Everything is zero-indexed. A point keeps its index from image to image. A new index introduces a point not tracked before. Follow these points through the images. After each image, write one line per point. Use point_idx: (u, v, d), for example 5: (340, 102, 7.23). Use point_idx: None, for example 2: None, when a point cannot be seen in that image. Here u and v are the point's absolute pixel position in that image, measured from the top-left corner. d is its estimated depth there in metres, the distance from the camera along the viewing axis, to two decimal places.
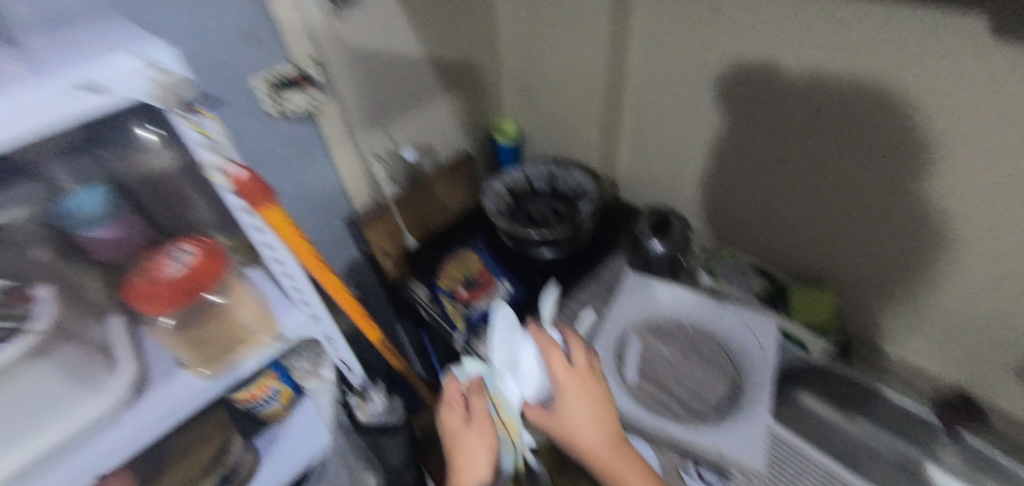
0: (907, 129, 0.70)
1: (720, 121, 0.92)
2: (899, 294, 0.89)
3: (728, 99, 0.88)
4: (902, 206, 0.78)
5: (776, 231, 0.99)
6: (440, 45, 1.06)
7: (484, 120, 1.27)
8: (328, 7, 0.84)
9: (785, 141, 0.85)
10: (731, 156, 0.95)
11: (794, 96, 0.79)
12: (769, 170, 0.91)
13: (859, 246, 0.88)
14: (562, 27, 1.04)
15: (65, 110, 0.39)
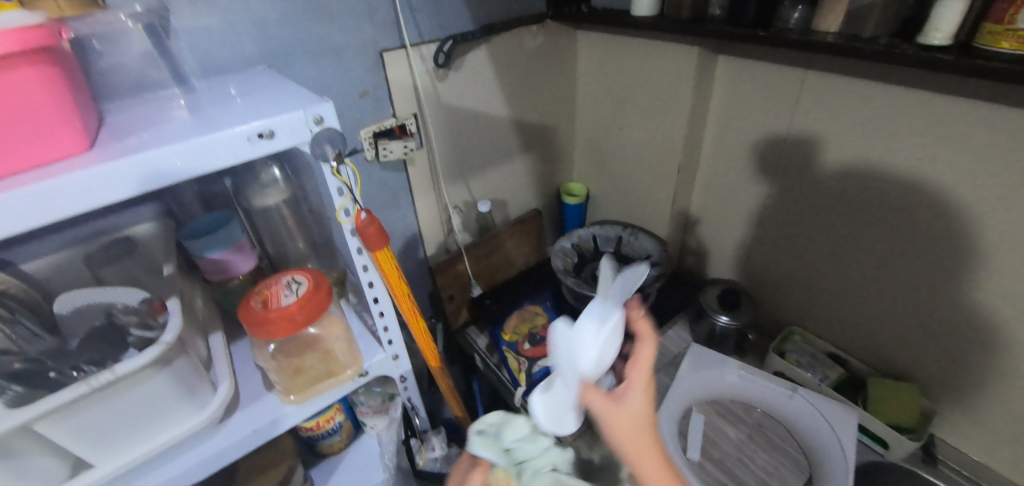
0: (1003, 224, 0.67)
1: (797, 201, 0.92)
2: (1000, 403, 0.79)
3: (806, 181, 0.89)
4: (995, 307, 0.72)
5: (851, 319, 0.94)
6: (524, 108, 1.13)
7: (554, 180, 1.33)
8: (433, 70, 0.93)
9: (863, 227, 0.83)
10: (803, 237, 0.94)
11: (877, 184, 0.79)
12: (844, 255, 0.88)
13: (944, 346, 0.81)
14: (640, 101, 1.10)
15: (238, 151, 0.47)
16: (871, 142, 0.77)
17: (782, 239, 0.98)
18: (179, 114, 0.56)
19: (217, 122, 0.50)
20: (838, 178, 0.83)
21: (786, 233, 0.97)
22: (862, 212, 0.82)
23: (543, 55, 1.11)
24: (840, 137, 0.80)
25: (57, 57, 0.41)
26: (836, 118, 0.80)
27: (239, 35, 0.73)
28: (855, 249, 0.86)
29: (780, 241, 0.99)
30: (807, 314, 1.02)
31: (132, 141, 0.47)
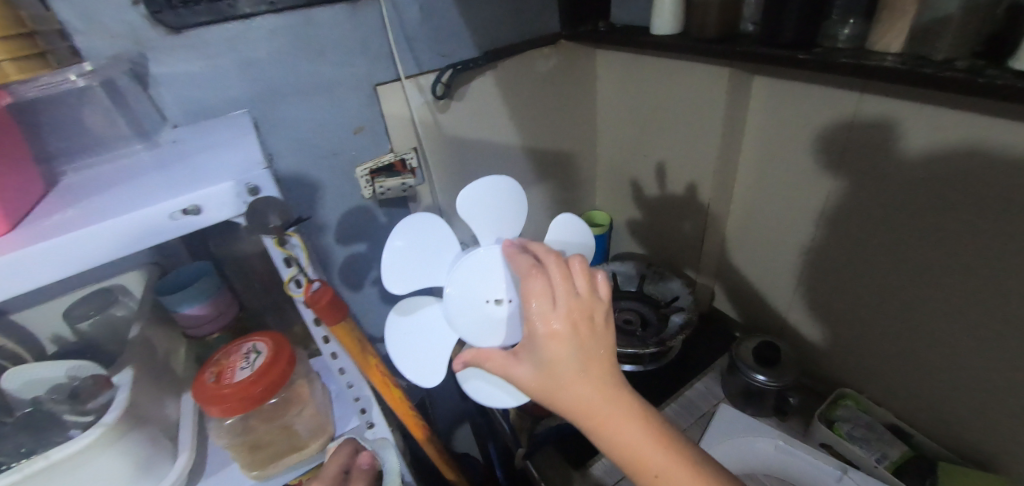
0: None
1: (850, 245, 0.78)
2: None
3: (862, 222, 0.74)
4: None
5: (920, 387, 0.78)
6: (538, 136, 1.05)
7: (574, 209, 1.23)
8: (433, 102, 0.87)
9: (938, 283, 0.68)
10: (861, 286, 0.79)
11: (955, 233, 0.63)
12: (911, 313, 0.73)
13: None
14: (668, 126, 0.98)
15: (160, 232, 0.40)
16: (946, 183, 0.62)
17: (835, 286, 0.83)
18: (129, 174, 0.51)
19: (151, 191, 0.44)
20: (905, 222, 0.69)
21: (839, 280, 0.82)
22: (935, 264, 0.67)
23: (557, 79, 1.02)
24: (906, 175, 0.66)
25: None
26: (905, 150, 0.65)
27: (222, 77, 0.69)
28: (925, 308, 0.71)
29: (833, 288, 0.84)
30: (865, 376, 0.86)
31: (60, 215, 0.43)
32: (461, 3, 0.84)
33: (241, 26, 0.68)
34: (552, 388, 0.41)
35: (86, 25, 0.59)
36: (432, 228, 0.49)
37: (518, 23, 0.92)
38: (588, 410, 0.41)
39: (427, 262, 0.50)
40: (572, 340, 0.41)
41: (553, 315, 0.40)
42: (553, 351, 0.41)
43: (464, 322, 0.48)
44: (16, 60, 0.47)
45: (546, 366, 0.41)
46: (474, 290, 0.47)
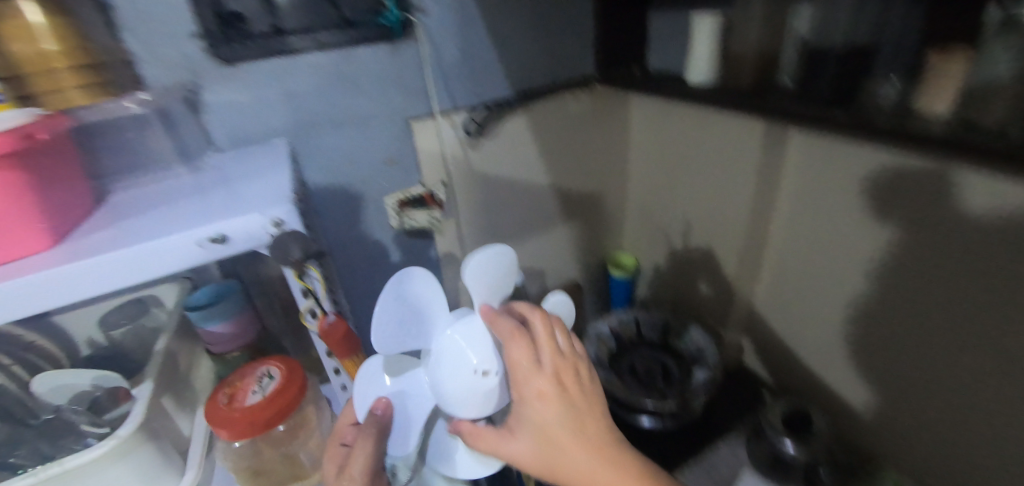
0: None
1: (890, 311, 0.73)
2: None
3: (904, 288, 0.70)
4: None
5: (971, 473, 0.71)
6: (567, 176, 1.05)
7: (600, 250, 1.22)
8: (464, 138, 0.89)
9: (989, 360, 0.63)
10: (903, 356, 0.73)
11: (1009, 307, 0.58)
12: (960, 390, 0.67)
13: None
14: (700, 173, 0.97)
15: (188, 258, 0.42)
16: (1001, 254, 0.57)
17: (875, 353, 0.77)
18: (167, 197, 0.53)
19: (180, 216, 0.47)
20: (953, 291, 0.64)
21: (879, 347, 0.76)
22: (987, 340, 0.62)
23: (589, 121, 1.03)
24: (954, 242, 0.62)
25: (29, 160, 0.42)
26: (954, 216, 0.61)
27: (266, 107, 0.73)
28: (976, 388, 0.65)
29: (873, 356, 0.78)
30: (907, 453, 0.79)
31: (97, 234, 0.45)
32: (498, 46, 0.87)
33: (288, 61, 0.72)
34: (547, 451, 0.44)
35: (149, 54, 0.64)
36: (419, 296, 0.46)
37: (553, 67, 0.94)
38: (582, 468, 0.44)
39: (416, 325, 0.46)
40: (563, 401, 0.43)
41: (542, 379, 0.43)
42: (546, 415, 0.43)
43: (450, 396, 0.45)
44: (82, 88, 0.52)
45: (540, 432, 0.44)
46: (463, 361, 0.45)
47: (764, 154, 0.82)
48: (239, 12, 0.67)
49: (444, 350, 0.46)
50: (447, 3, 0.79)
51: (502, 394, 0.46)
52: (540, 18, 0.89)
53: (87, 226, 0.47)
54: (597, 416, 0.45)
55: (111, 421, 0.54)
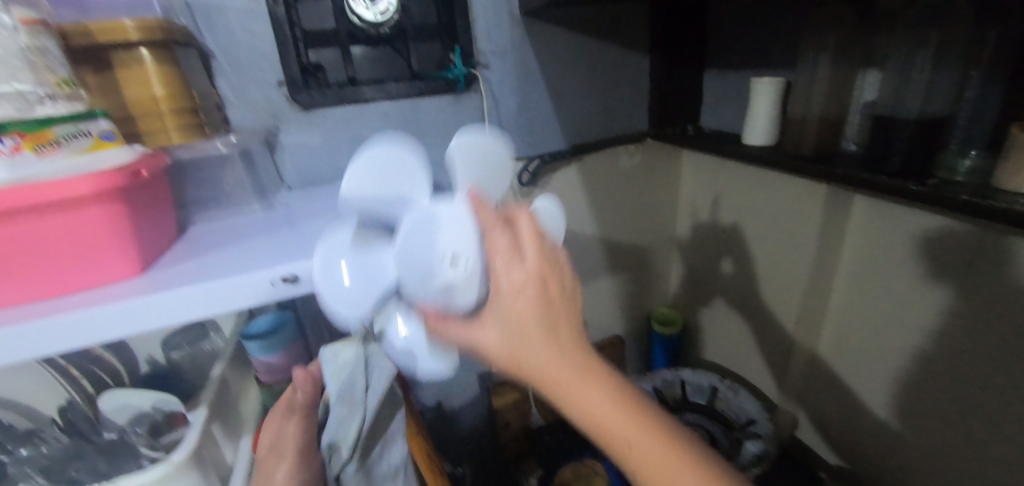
0: None
1: (971, 402, 0.66)
2: None
3: (986, 377, 0.63)
4: None
5: None
6: (614, 228, 1.05)
7: (645, 303, 1.19)
8: (517, 187, 0.91)
9: None
10: (986, 455, 0.65)
11: None
12: None
13: None
14: (754, 233, 0.94)
15: (261, 294, 0.45)
16: None
17: (952, 447, 0.69)
18: (244, 231, 0.56)
19: (256, 252, 0.49)
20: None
21: (957, 441, 0.69)
22: None
23: (640, 175, 1.03)
24: None
25: (130, 196, 0.46)
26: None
27: (335, 150, 0.78)
28: None
29: (949, 450, 0.70)
30: None
31: (180, 264, 0.48)
32: (555, 101, 0.89)
33: (359, 109, 0.77)
34: (513, 348, 0.35)
35: (238, 99, 0.70)
36: (388, 168, 0.40)
37: (607, 122, 0.96)
38: (560, 383, 0.35)
39: (393, 191, 0.40)
40: (547, 302, 0.35)
41: (518, 263, 0.34)
42: (522, 310, 0.34)
43: (408, 283, 0.37)
44: (178, 129, 0.56)
45: (512, 324, 0.34)
46: (431, 244, 0.36)
47: (825, 219, 0.80)
48: (320, 64, 0.73)
49: (409, 228, 0.37)
50: (509, 60, 0.83)
51: (472, 276, 0.35)
52: (598, 76, 0.91)
53: (171, 256, 0.50)
54: (587, 337, 0.38)
55: (167, 445, 0.56)
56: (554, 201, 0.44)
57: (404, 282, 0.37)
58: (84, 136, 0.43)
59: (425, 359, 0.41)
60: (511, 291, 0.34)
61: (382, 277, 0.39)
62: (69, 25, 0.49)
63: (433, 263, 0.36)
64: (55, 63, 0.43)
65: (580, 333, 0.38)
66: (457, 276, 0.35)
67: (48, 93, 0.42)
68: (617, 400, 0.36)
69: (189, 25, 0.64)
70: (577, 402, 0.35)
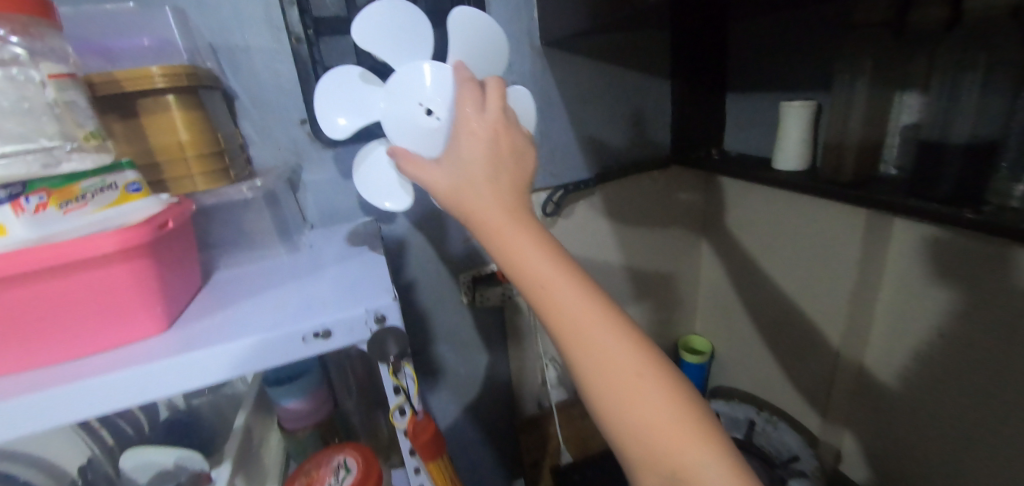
0: None
1: None
2: None
3: None
4: None
5: None
6: (640, 254, 1.03)
7: (671, 330, 1.16)
8: (541, 218, 0.89)
9: None
10: None
11: None
12: None
13: None
14: (787, 259, 0.91)
15: (292, 351, 0.42)
16: None
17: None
18: (272, 279, 0.54)
19: (286, 303, 0.47)
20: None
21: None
22: None
23: (664, 201, 1.01)
24: None
25: (158, 250, 0.44)
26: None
27: (358, 186, 0.76)
28: None
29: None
30: None
31: (207, 318, 0.46)
32: (578, 129, 0.88)
33: None
34: (463, 185, 0.44)
35: (261, 139, 0.69)
36: (391, 24, 0.49)
37: (630, 149, 0.94)
38: (497, 223, 0.42)
39: (401, 50, 0.50)
40: (493, 152, 0.44)
41: (477, 119, 0.45)
42: (472, 154, 0.44)
43: (391, 128, 0.50)
44: (204, 174, 0.55)
45: (463, 172, 0.44)
46: (413, 93, 0.49)
47: (864, 245, 0.77)
48: None
49: (403, 84, 0.50)
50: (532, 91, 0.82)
51: (435, 130, 0.48)
52: (620, 104, 0.90)
53: (198, 308, 0.48)
54: (530, 201, 0.45)
55: None
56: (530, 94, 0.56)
57: (387, 120, 0.51)
58: (110, 188, 0.42)
59: (378, 192, 0.55)
60: (466, 134, 0.44)
61: (369, 111, 0.53)
62: (96, 74, 0.48)
63: (405, 115, 0.49)
64: (83, 117, 0.41)
65: (524, 196, 0.45)
66: (433, 124, 0.48)
67: (76, 147, 0.40)
68: (554, 258, 0.41)
69: (216, 68, 0.64)
70: (514, 250, 0.41)
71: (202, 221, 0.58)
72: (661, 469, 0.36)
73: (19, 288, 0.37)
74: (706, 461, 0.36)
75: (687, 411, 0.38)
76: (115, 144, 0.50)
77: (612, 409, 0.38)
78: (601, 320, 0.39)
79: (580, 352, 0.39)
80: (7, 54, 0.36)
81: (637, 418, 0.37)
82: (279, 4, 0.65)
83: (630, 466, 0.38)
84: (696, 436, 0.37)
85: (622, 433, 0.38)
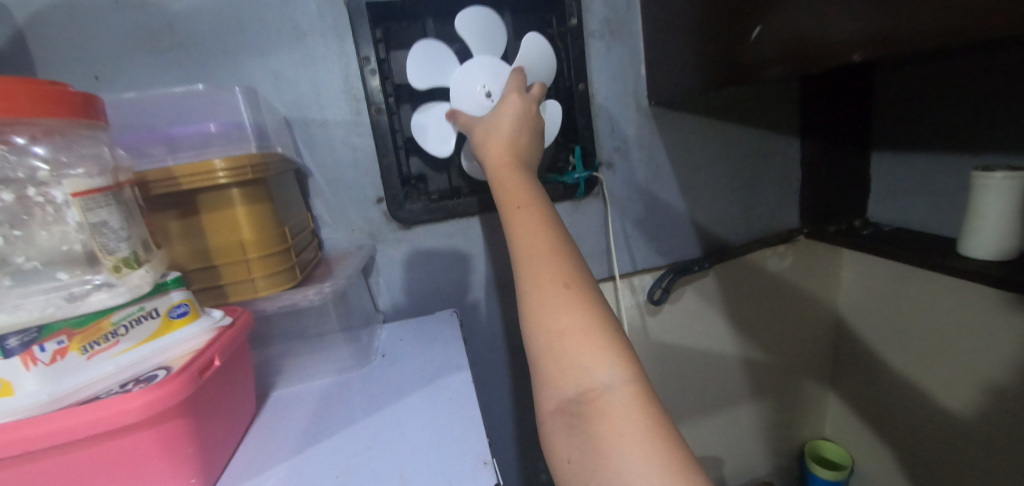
0: None
1: None
2: None
3: None
4: None
5: None
6: (758, 344, 0.84)
7: (795, 435, 0.94)
8: (645, 304, 0.74)
9: None
10: None
11: None
12: None
13: None
14: (963, 374, 0.69)
15: None
16: None
17: None
18: (340, 408, 0.43)
19: (353, 469, 0.35)
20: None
21: None
22: None
23: (791, 282, 0.83)
24: None
25: (202, 396, 0.34)
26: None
27: (435, 270, 0.66)
28: None
29: None
30: None
31: (257, 480, 0.35)
32: (688, 201, 0.74)
33: (463, 223, 0.66)
34: (488, 132, 0.47)
35: (334, 220, 0.61)
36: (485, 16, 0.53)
37: (751, 221, 0.78)
38: (497, 152, 0.45)
39: (483, 40, 0.54)
40: (520, 112, 0.48)
41: (516, 93, 0.49)
42: (503, 112, 0.48)
43: (456, 96, 0.54)
44: (266, 277, 0.45)
45: (491, 124, 0.48)
46: (480, 76, 0.53)
47: None
48: (422, 174, 0.63)
49: (472, 63, 0.53)
50: (636, 158, 0.70)
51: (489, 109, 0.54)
52: (739, 169, 0.75)
53: (247, 457, 0.38)
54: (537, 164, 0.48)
55: None
56: (559, 115, 0.59)
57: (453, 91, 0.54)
58: (149, 317, 0.33)
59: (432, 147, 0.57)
60: (506, 101, 0.49)
61: (438, 79, 0.54)
62: (152, 171, 0.41)
63: (470, 90, 0.53)
64: (113, 242, 0.31)
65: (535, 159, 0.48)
66: (488, 105, 0.53)
67: (102, 280, 0.32)
68: (525, 184, 0.42)
69: (290, 145, 0.57)
70: (506, 176, 0.43)
71: (262, 328, 0.49)
72: (563, 379, 0.31)
73: (20, 466, 0.28)
74: (609, 377, 0.30)
75: (605, 328, 0.32)
76: (168, 247, 0.43)
77: (531, 317, 0.34)
78: (549, 237, 0.37)
79: (524, 255, 0.37)
80: (26, 171, 0.30)
81: (554, 323, 0.33)
82: (359, 74, 0.58)
83: (537, 380, 0.33)
84: (607, 348, 0.31)
85: (537, 341, 0.33)
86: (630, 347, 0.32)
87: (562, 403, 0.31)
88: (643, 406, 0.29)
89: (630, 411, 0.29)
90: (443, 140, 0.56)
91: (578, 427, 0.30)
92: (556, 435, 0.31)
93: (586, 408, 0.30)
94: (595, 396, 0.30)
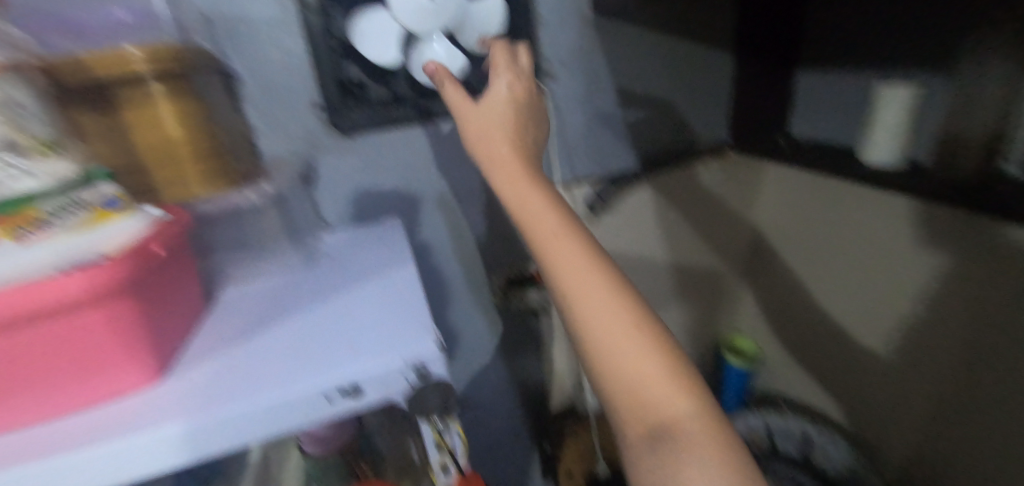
0: None
1: None
2: None
3: None
4: None
5: None
6: (686, 252, 0.92)
7: (716, 332, 1.06)
8: (584, 213, 0.79)
9: None
10: None
11: None
12: None
13: None
14: (860, 264, 0.79)
15: (308, 412, 0.33)
16: None
17: None
18: (291, 303, 0.45)
19: (307, 348, 0.38)
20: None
21: None
22: None
23: (716, 193, 0.90)
24: None
25: (145, 283, 0.35)
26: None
27: (380, 178, 0.67)
28: None
29: None
30: None
31: (206, 363, 0.38)
32: (625, 112, 0.76)
33: (407, 131, 0.66)
34: (487, 115, 0.41)
35: (269, 126, 0.59)
36: None
37: (684, 136, 0.83)
38: (500, 145, 0.39)
39: None
40: (514, 88, 0.44)
41: (506, 62, 0.46)
42: (498, 89, 0.44)
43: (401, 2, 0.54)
44: (201, 176, 0.45)
45: (494, 104, 0.42)
46: None
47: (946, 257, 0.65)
48: (362, 82, 0.60)
49: None
50: (577, 67, 0.71)
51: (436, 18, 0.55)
52: (674, 81, 0.78)
53: (198, 347, 0.40)
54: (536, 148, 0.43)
55: None
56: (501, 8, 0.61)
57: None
58: (82, 208, 0.33)
59: (379, 56, 0.58)
60: (498, 69, 0.46)
61: None
62: (58, 58, 0.38)
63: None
64: (30, 125, 0.33)
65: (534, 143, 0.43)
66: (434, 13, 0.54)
67: (22, 165, 0.32)
68: (537, 182, 0.36)
69: (212, 43, 0.54)
70: (511, 177, 0.37)
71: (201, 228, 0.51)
72: (643, 408, 0.27)
73: None
74: (688, 407, 0.27)
75: (665, 347, 0.29)
76: (87, 143, 0.41)
77: (586, 340, 0.30)
78: (580, 241, 0.32)
79: (558, 269, 0.31)
80: None
81: (609, 343, 0.29)
82: None
83: (610, 418, 0.29)
84: (673, 369, 0.28)
85: (605, 376, 0.29)
86: (688, 367, 0.29)
87: (638, 435, 0.27)
88: (715, 426, 0.27)
89: (708, 434, 0.26)
90: (390, 48, 0.58)
91: (656, 457, 0.26)
92: (632, 469, 0.28)
93: (669, 441, 0.26)
94: (677, 426, 0.26)
